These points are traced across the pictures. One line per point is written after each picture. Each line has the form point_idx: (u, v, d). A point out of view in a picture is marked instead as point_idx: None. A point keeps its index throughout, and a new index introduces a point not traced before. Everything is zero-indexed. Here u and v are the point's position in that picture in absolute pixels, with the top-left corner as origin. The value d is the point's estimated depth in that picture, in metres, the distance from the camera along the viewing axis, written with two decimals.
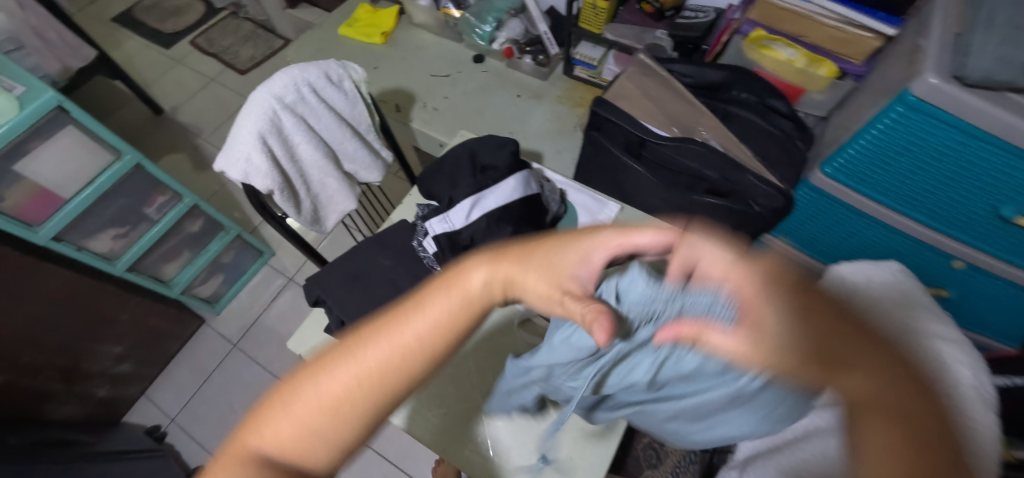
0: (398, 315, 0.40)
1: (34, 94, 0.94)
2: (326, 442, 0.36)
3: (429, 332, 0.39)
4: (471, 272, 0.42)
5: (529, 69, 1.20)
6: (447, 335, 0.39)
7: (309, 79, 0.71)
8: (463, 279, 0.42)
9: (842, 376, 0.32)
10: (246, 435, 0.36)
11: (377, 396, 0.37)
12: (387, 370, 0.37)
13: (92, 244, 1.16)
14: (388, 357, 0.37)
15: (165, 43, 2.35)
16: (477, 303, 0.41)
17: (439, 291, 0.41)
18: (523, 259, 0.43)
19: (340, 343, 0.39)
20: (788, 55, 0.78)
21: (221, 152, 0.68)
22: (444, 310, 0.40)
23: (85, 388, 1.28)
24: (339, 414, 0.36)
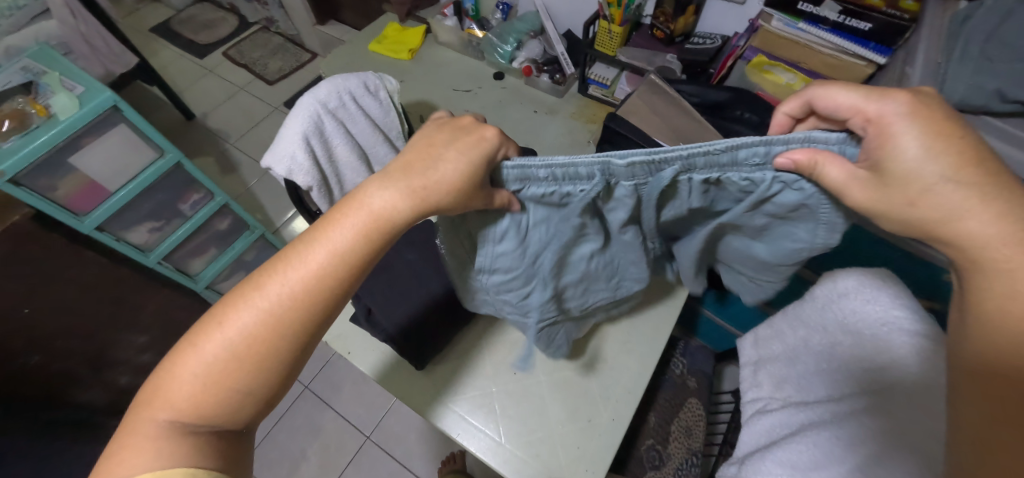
0: (307, 248, 0.46)
1: (93, 94, 1.03)
2: (257, 354, 0.44)
3: (334, 257, 0.45)
4: (371, 192, 0.46)
5: (546, 87, 1.28)
6: (351, 256, 0.46)
7: (350, 88, 0.79)
8: (363, 202, 0.46)
9: (941, 185, 0.38)
10: (189, 352, 0.44)
11: (293, 316, 0.45)
12: (299, 299, 0.45)
13: (129, 236, 1.23)
14: (300, 287, 0.45)
15: (199, 54, 2.47)
16: (381, 224, 0.46)
17: (340, 216, 0.46)
18: (424, 172, 0.46)
19: (260, 277, 0.46)
20: (788, 79, 0.86)
21: (269, 151, 0.75)
22: (344, 237, 0.46)
23: (111, 375, 1.32)
24: (264, 333, 0.44)
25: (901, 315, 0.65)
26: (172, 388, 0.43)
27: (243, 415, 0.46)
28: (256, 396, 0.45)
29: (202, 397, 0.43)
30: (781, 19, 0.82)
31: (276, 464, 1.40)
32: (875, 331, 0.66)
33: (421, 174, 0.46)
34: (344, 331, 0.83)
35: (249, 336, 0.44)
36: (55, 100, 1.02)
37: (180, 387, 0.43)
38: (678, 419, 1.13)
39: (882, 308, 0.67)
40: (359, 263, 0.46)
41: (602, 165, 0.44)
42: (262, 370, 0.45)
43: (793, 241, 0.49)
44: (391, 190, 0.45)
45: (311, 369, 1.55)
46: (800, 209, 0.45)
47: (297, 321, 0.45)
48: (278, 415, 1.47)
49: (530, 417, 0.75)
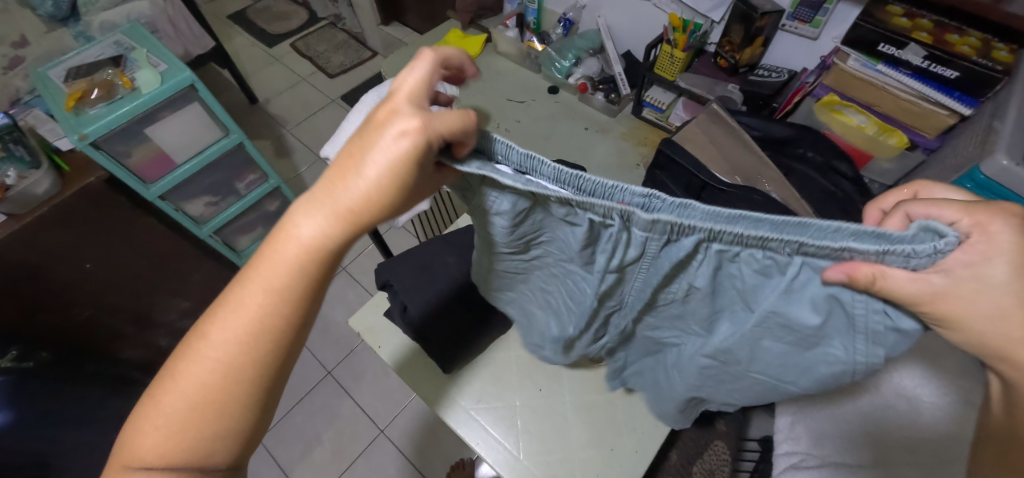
0: (248, 289, 0.45)
1: (175, 72, 1.10)
2: (216, 400, 0.44)
3: (270, 292, 0.45)
4: (298, 222, 0.44)
5: (599, 105, 1.27)
6: (288, 288, 0.45)
7: (412, 89, 0.80)
8: (293, 234, 0.44)
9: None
10: (152, 410, 0.45)
11: (243, 355, 0.44)
12: (249, 337, 0.44)
13: (187, 207, 1.30)
14: (247, 325, 0.44)
15: (268, 43, 2.61)
16: (315, 251, 0.44)
17: (271, 249, 0.45)
18: (351, 194, 0.43)
19: (206, 324, 0.45)
20: (859, 122, 0.84)
21: (328, 141, 0.78)
22: (283, 271, 0.44)
23: (151, 336, 1.39)
24: (217, 377, 0.44)
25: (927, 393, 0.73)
26: (141, 445, 0.44)
27: (220, 459, 0.46)
28: (228, 439, 0.46)
29: (169, 451, 0.44)
30: (858, 58, 0.79)
31: (291, 444, 1.42)
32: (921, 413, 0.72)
33: (343, 198, 0.43)
34: (375, 325, 0.83)
35: (207, 382, 0.44)
36: (140, 74, 1.10)
37: (150, 443, 0.44)
38: (701, 461, 1.08)
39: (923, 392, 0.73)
40: (297, 290, 0.45)
41: (622, 211, 0.40)
42: (227, 412, 0.45)
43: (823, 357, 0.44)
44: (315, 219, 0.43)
45: (335, 356, 1.58)
46: (833, 307, 0.41)
47: (251, 358, 0.45)
48: (298, 398, 1.50)
49: (551, 437, 0.73)
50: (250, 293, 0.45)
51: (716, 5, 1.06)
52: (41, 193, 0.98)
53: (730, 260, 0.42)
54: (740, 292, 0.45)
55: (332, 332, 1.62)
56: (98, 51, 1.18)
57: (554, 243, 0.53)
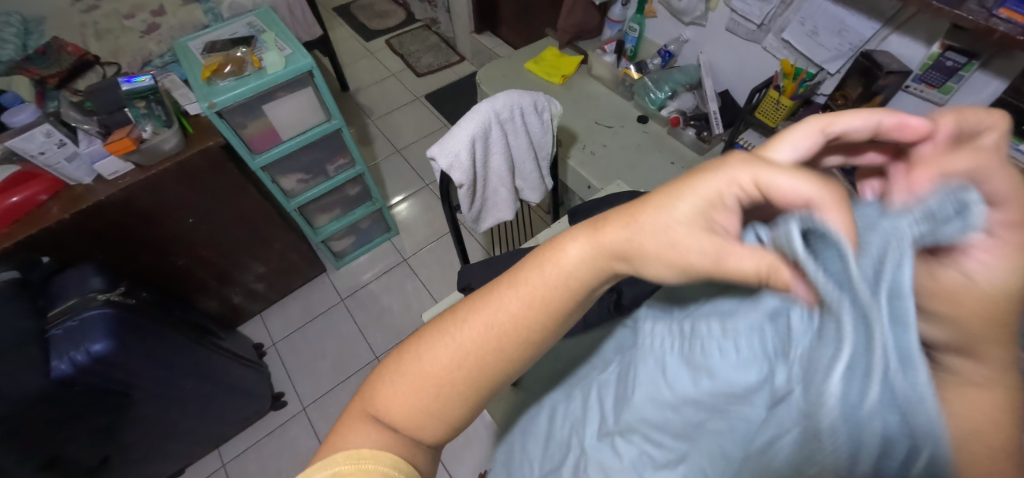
0: (508, 291, 0.42)
1: (298, 58, 1.19)
2: (446, 390, 0.42)
3: (532, 302, 0.41)
4: (569, 248, 0.41)
5: (688, 141, 1.26)
6: (547, 300, 0.41)
7: (522, 105, 0.83)
8: (559, 255, 0.41)
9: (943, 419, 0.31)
10: (392, 371, 0.45)
11: (469, 362, 0.42)
12: (501, 335, 0.42)
13: (281, 180, 1.39)
14: (499, 324, 0.42)
15: (367, 36, 2.76)
16: (579, 280, 0.41)
17: (536, 265, 0.42)
18: (622, 224, 0.40)
19: (464, 311, 0.44)
20: None
21: (436, 143, 0.80)
22: (539, 282, 0.42)
23: (227, 291, 1.51)
24: (450, 372, 0.42)
25: None
26: (381, 403, 0.44)
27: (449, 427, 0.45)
28: (445, 429, 0.44)
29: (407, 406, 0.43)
30: None
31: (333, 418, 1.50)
32: None
33: (637, 235, 0.39)
34: None
35: (456, 364, 0.42)
36: (267, 55, 1.19)
37: (389, 407, 0.43)
38: None
39: None
40: (544, 321, 0.41)
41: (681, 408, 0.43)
42: (450, 409, 0.43)
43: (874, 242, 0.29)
44: (595, 242, 0.41)
45: (385, 343, 1.65)
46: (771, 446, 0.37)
47: (496, 358, 0.42)
48: (348, 375, 1.58)
49: None
50: (506, 296, 0.42)
51: (835, 57, 1.03)
52: (166, 149, 1.10)
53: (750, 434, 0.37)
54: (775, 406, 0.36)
55: (386, 318, 1.70)
56: (233, 30, 1.30)
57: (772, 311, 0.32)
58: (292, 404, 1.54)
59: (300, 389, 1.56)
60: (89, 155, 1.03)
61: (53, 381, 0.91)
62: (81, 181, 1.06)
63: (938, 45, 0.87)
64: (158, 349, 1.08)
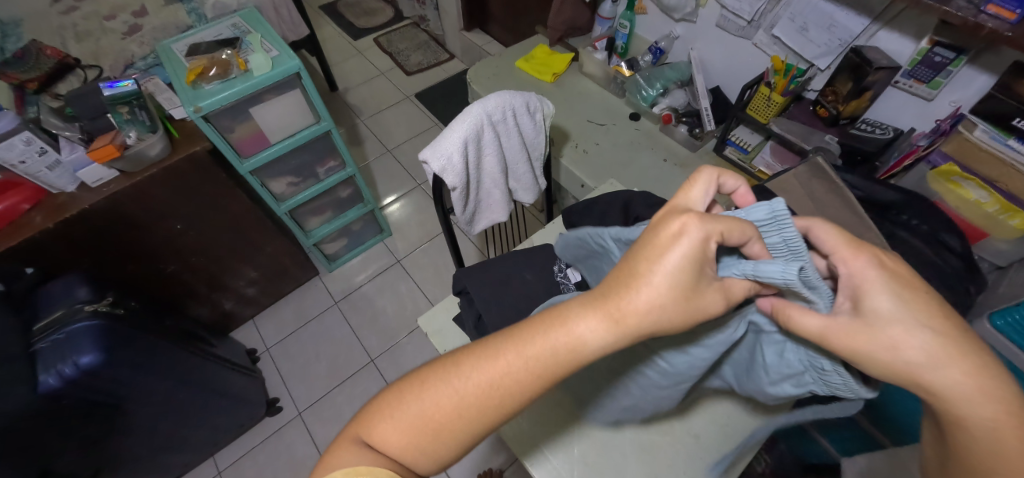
0: (507, 351, 0.48)
1: (284, 59, 1.17)
2: (447, 433, 0.48)
3: (530, 368, 0.47)
4: (575, 321, 0.47)
5: (680, 138, 1.26)
6: (543, 370, 0.47)
7: (515, 106, 0.82)
8: (566, 331, 0.47)
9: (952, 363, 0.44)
10: (392, 406, 0.49)
11: (473, 410, 0.47)
12: (501, 390, 0.47)
13: (271, 184, 1.37)
14: (492, 377, 0.48)
15: (354, 35, 2.73)
16: (577, 352, 0.47)
17: (545, 335, 0.48)
18: (629, 298, 0.46)
19: (463, 359, 0.49)
20: (978, 197, 0.79)
21: (428, 146, 0.79)
22: (541, 352, 0.47)
23: (219, 297, 1.49)
24: (449, 413, 0.48)
25: None
26: (378, 434, 0.48)
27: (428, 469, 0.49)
28: (432, 467, 0.49)
29: (398, 440, 0.48)
30: (986, 130, 0.77)
31: (329, 422, 1.49)
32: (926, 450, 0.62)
33: (628, 312, 0.46)
34: (443, 328, 0.84)
35: (450, 406, 0.48)
36: (253, 57, 1.17)
37: (386, 439, 0.48)
38: None
39: None
40: (540, 386, 0.47)
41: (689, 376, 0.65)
42: (442, 450, 0.48)
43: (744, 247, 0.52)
44: (603, 320, 0.46)
45: (380, 345, 1.64)
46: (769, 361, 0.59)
47: (491, 411, 0.48)
48: (343, 378, 1.57)
49: (606, 469, 0.73)
50: (510, 354, 0.48)
51: (825, 52, 1.04)
52: (151, 155, 1.08)
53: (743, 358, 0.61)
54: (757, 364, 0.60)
55: (380, 320, 1.69)
56: (217, 32, 1.27)
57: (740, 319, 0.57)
58: (287, 410, 1.52)
59: (295, 394, 1.55)
60: (72, 163, 1.01)
61: (41, 395, 0.90)
62: (65, 190, 1.04)
63: (927, 41, 0.87)
64: (149, 358, 1.07)
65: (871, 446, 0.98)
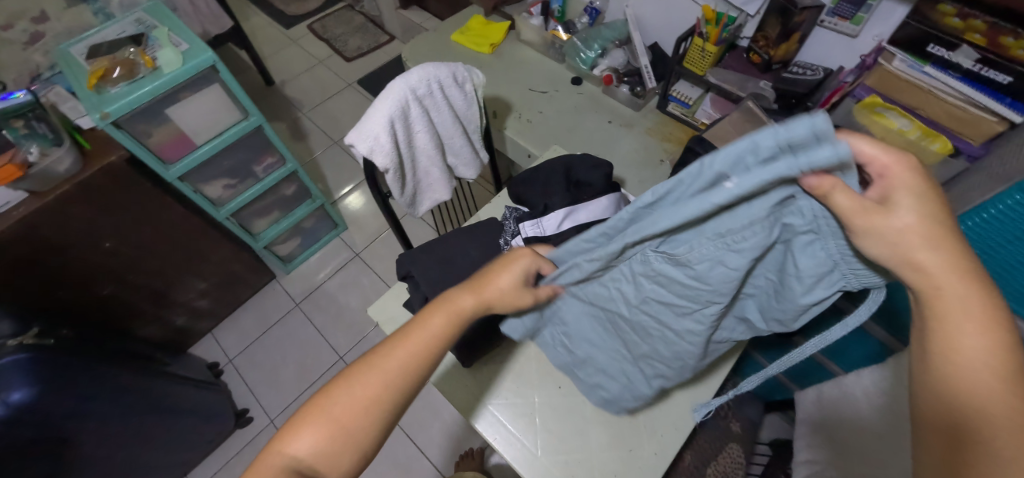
0: (408, 332, 0.54)
1: (196, 52, 1.08)
2: (367, 413, 0.50)
3: (429, 340, 0.53)
4: (457, 299, 0.55)
5: (624, 98, 1.24)
6: (439, 341, 0.54)
7: (440, 78, 0.78)
8: (450, 303, 0.55)
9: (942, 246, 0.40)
10: (314, 411, 0.50)
11: (386, 389, 0.51)
12: (411, 365, 0.53)
13: (206, 189, 1.29)
14: (401, 358, 0.52)
15: (286, 24, 2.58)
16: (463, 321, 0.55)
17: (432, 310, 0.55)
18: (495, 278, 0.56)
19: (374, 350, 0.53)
20: (901, 126, 0.82)
21: (353, 128, 0.76)
22: (436, 324, 0.54)
23: (168, 314, 1.42)
24: (367, 400, 0.50)
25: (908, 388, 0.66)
26: (302, 434, 0.49)
27: (357, 463, 0.51)
28: (356, 457, 0.50)
29: (322, 438, 0.49)
30: (904, 59, 0.78)
31: None
32: None
33: (493, 289, 0.55)
34: (395, 315, 0.82)
35: (363, 390, 0.50)
36: (161, 54, 1.08)
37: (311, 436, 0.49)
38: (716, 463, 1.05)
39: None
40: (435, 355, 0.54)
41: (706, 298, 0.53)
42: (368, 431, 0.50)
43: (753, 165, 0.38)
44: (478, 294, 0.55)
45: (348, 342, 1.60)
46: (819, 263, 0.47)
47: (405, 387, 0.52)
48: (312, 380, 1.54)
49: (571, 436, 0.73)
50: (410, 333, 0.53)
51: None
52: (61, 171, 0.99)
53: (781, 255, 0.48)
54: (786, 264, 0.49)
55: (345, 316, 1.65)
56: (121, 29, 1.17)
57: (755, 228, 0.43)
58: (258, 418, 1.48)
59: (265, 401, 1.51)
60: None
61: None
62: None
63: None
64: (92, 386, 1.01)
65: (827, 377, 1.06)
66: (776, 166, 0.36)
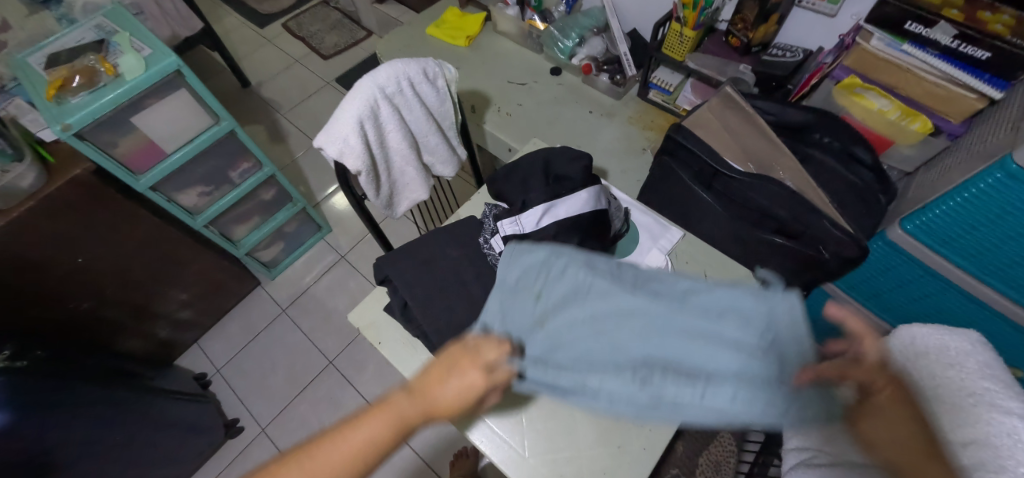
0: (333, 443, 0.44)
1: (159, 57, 1.05)
2: None
3: (360, 454, 0.44)
4: (397, 404, 0.46)
5: (603, 87, 1.23)
6: (370, 454, 0.45)
7: (410, 74, 0.76)
8: (388, 409, 0.46)
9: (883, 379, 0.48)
10: None
11: None
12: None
13: (180, 197, 1.26)
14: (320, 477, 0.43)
15: (260, 23, 2.52)
16: (402, 432, 0.46)
17: (369, 417, 0.46)
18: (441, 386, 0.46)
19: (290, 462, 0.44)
20: (881, 106, 0.81)
21: (321, 131, 0.73)
22: (370, 432, 0.45)
23: (150, 327, 1.39)
24: None
25: (999, 384, 0.59)
26: None
27: None
28: None
29: None
30: (882, 38, 0.76)
31: (295, 433, 1.44)
32: (950, 386, 0.60)
33: (439, 397, 0.46)
34: (376, 320, 0.80)
35: None
36: (123, 60, 1.04)
37: None
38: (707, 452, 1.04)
39: (974, 369, 0.61)
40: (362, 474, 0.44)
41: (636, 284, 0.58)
42: None
43: (728, 342, 0.49)
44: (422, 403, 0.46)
45: (337, 345, 1.58)
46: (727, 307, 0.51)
47: None
48: (302, 386, 1.52)
49: (558, 435, 0.72)
50: (336, 446, 0.44)
51: None
52: (24, 187, 0.96)
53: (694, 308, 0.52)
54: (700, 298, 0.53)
55: (333, 320, 1.63)
56: (80, 35, 1.13)
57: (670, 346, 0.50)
58: (249, 428, 1.46)
59: (254, 410, 1.49)
60: None
61: None
62: None
63: None
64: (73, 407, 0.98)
65: None
66: (683, 413, 0.46)
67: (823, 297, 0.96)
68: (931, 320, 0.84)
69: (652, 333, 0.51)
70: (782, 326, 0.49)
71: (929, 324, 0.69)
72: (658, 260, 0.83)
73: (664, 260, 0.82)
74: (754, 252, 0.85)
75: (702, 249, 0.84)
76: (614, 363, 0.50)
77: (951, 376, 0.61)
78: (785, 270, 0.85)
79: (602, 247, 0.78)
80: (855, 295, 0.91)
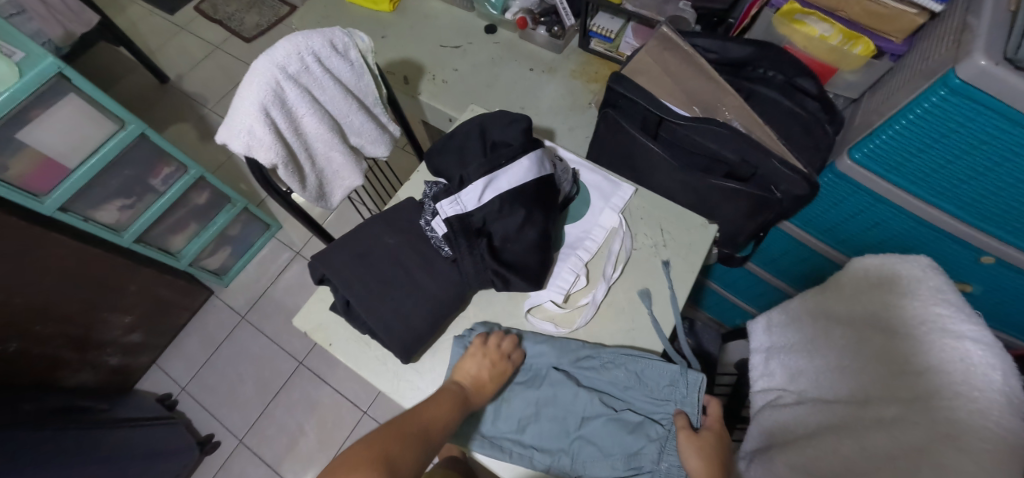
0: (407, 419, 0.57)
1: (34, 60, 0.91)
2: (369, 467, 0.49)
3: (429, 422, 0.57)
4: (443, 400, 0.60)
5: (542, 41, 1.15)
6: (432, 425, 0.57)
7: (313, 48, 0.68)
8: (436, 401, 0.60)
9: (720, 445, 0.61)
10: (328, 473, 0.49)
11: (387, 447, 0.52)
12: (410, 432, 0.55)
13: (99, 215, 1.16)
14: (411, 426, 0.56)
15: (168, 9, 2.28)
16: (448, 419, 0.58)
17: (426, 403, 0.59)
18: (472, 395, 0.62)
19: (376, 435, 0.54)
20: (822, 31, 0.77)
21: (222, 124, 0.65)
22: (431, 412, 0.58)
23: (98, 356, 1.30)
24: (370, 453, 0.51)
25: (954, 307, 0.58)
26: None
27: None
28: None
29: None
30: None
31: (274, 440, 1.41)
32: (907, 316, 0.61)
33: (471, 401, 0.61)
34: (323, 322, 0.74)
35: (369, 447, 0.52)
36: None
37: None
38: None
39: (928, 293, 0.61)
40: (422, 441, 0.55)
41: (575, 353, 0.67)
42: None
43: (637, 434, 0.62)
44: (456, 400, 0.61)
45: (304, 345, 1.53)
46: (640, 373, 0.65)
47: (403, 451, 0.53)
48: (274, 392, 1.47)
49: None
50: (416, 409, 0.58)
51: None
52: None
53: (617, 389, 0.65)
54: (631, 378, 0.65)
55: None
56: None
57: (602, 431, 0.62)
58: (226, 442, 1.41)
59: (229, 423, 1.44)
60: None
61: None
62: None
63: None
64: (34, 455, 0.91)
65: (779, 295, 1.08)
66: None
67: (781, 237, 0.96)
68: (884, 247, 0.84)
69: (585, 422, 0.63)
70: (675, 390, 0.64)
71: (888, 254, 0.70)
72: (612, 220, 0.79)
73: (619, 219, 0.79)
74: (707, 198, 0.82)
75: (657, 204, 0.81)
76: (554, 443, 0.63)
77: (912, 309, 0.61)
78: (740, 214, 0.82)
79: (551, 215, 0.72)
80: (810, 232, 0.91)
